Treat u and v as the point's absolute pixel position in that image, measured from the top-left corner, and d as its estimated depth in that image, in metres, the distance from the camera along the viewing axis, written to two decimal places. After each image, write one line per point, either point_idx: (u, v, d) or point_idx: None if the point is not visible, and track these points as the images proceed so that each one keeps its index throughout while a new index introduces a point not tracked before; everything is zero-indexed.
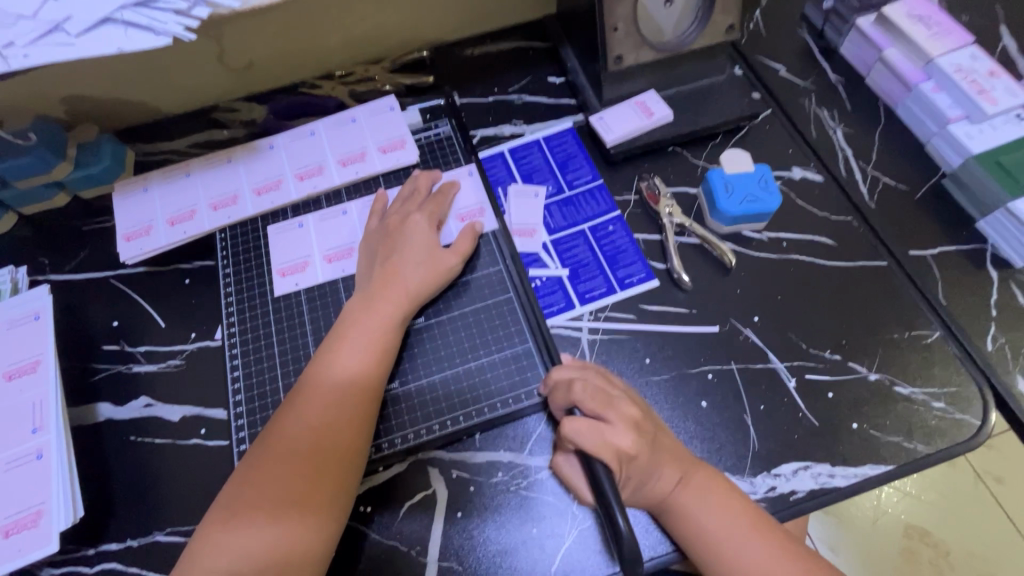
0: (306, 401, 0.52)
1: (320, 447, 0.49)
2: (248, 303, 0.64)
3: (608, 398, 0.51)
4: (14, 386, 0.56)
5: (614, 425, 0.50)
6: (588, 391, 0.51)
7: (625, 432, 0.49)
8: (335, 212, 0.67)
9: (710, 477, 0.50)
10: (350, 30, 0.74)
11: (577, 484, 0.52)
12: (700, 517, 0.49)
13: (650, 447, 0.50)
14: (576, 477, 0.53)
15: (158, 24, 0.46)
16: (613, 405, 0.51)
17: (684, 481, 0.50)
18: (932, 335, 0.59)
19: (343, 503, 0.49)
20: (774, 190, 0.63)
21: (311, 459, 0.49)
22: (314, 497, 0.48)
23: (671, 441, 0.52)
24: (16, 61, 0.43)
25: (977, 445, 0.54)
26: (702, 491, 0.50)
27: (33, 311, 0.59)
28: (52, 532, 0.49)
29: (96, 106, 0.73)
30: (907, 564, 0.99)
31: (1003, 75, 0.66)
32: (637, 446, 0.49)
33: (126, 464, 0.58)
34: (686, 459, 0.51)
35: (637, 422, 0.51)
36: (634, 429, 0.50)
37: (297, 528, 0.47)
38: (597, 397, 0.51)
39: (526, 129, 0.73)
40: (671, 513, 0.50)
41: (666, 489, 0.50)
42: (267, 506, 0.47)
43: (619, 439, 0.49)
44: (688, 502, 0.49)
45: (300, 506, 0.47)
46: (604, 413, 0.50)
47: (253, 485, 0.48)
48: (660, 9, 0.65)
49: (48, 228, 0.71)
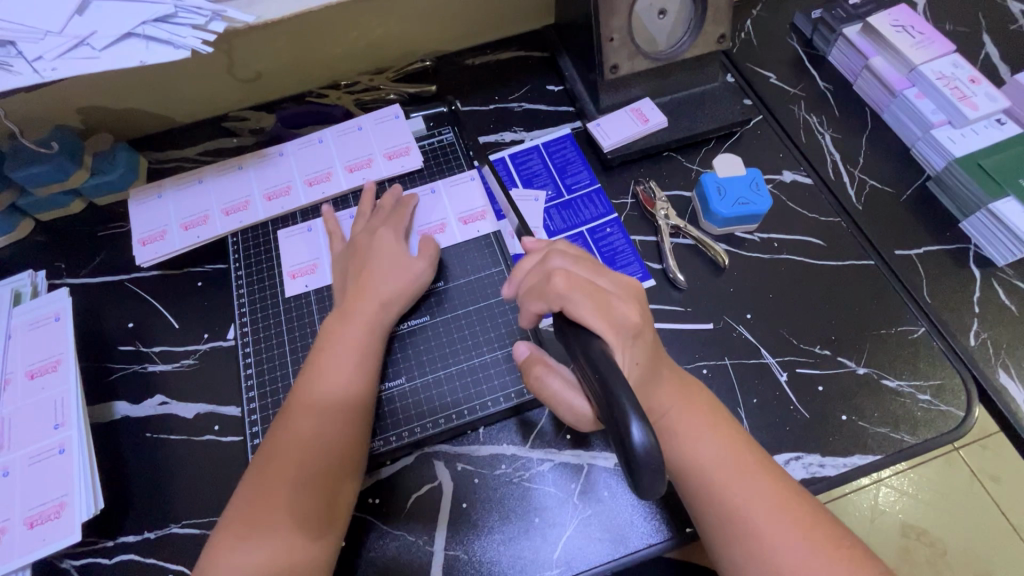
0: (295, 414, 0.54)
1: (305, 455, 0.51)
2: (260, 303, 0.66)
3: (595, 266, 0.50)
4: (36, 384, 0.58)
5: (613, 294, 0.47)
6: (571, 259, 0.50)
7: (625, 302, 0.47)
8: (338, 217, 0.69)
9: (705, 413, 0.50)
10: (355, 41, 0.77)
11: (568, 399, 0.48)
12: (694, 447, 0.48)
13: (648, 325, 0.48)
14: (567, 388, 0.48)
15: (178, 38, 0.48)
16: (605, 274, 0.49)
17: (684, 406, 0.49)
18: (917, 331, 0.61)
19: (332, 508, 0.51)
20: (764, 193, 0.66)
21: (297, 469, 0.51)
22: (302, 506, 0.50)
23: (671, 370, 0.51)
24: (44, 74, 0.46)
25: (961, 435, 0.57)
26: (701, 424, 0.49)
27: (53, 312, 0.61)
28: (74, 523, 0.51)
29: (110, 116, 0.76)
30: (904, 562, 1.01)
31: (983, 81, 0.69)
32: (639, 319, 0.47)
33: (142, 460, 0.60)
34: (689, 388, 0.51)
35: (636, 294, 0.49)
36: (633, 301, 0.48)
37: (285, 539, 0.48)
38: (584, 263, 0.50)
39: (526, 136, 0.76)
40: (668, 436, 0.48)
41: (663, 409, 0.49)
42: (268, 516, 0.49)
43: (620, 308, 0.46)
44: (681, 429, 0.48)
45: (288, 516, 0.49)
46: (599, 280, 0.49)
47: (248, 500, 0.50)
48: (654, 20, 0.68)
49: (64, 234, 0.73)
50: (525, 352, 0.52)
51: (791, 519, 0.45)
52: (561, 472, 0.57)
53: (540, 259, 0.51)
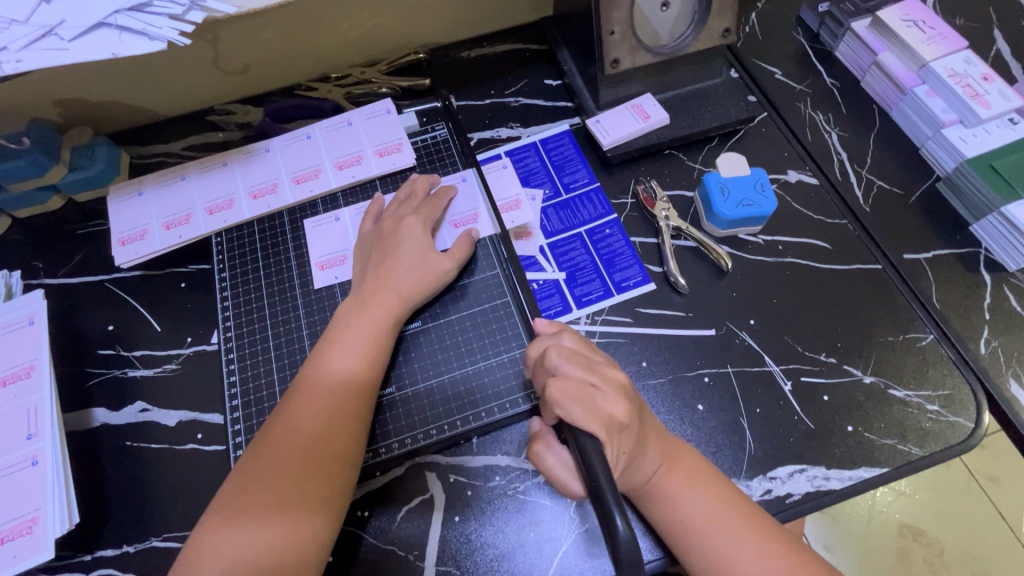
0: (302, 404, 0.52)
1: (313, 448, 0.49)
2: (244, 306, 0.63)
3: (586, 361, 0.49)
4: (9, 391, 0.55)
5: (601, 390, 0.47)
6: (565, 356, 0.49)
7: (614, 398, 0.47)
8: (385, 200, 0.67)
9: (692, 466, 0.49)
10: (346, 33, 0.74)
11: (563, 479, 0.49)
12: (685, 505, 0.48)
13: (638, 416, 0.48)
14: (564, 468, 0.49)
15: (153, 28, 0.45)
16: (596, 369, 0.49)
17: (669, 467, 0.49)
18: (926, 338, 0.59)
19: (337, 507, 0.49)
20: (770, 194, 0.64)
21: (304, 461, 0.49)
22: (307, 500, 0.48)
23: (655, 426, 0.51)
24: (9, 67, 0.43)
25: (970, 448, 0.55)
26: (689, 481, 0.48)
27: (27, 316, 0.59)
28: (47, 539, 0.49)
29: (90, 109, 0.73)
30: (903, 563, 0.99)
31: (996, 79, 0.67)
32: (628, 415, 0.47)
33: (122, 469, 0.58)
34: (674, 446, 0.50)
35: (623, 389, 0.49)
36: (622, 395, 0.48)
37: (286, 531, 0.46)
38: (577, 360, 0.49)
39: (524, 132, 0.74)
40: (655, 497, 0.49)
41: (649, 473, 0.48)
42: (267, 508, 0.47)
43: (609, 406, 0.46)
44: (671, 489, 0.48)
45: (293, 508, 0.47)
46: (591, 377, 0.48)
47: (249, 487, 0.48)
48: (656, 12, 0.65)
49: (41, 232, 0.70)
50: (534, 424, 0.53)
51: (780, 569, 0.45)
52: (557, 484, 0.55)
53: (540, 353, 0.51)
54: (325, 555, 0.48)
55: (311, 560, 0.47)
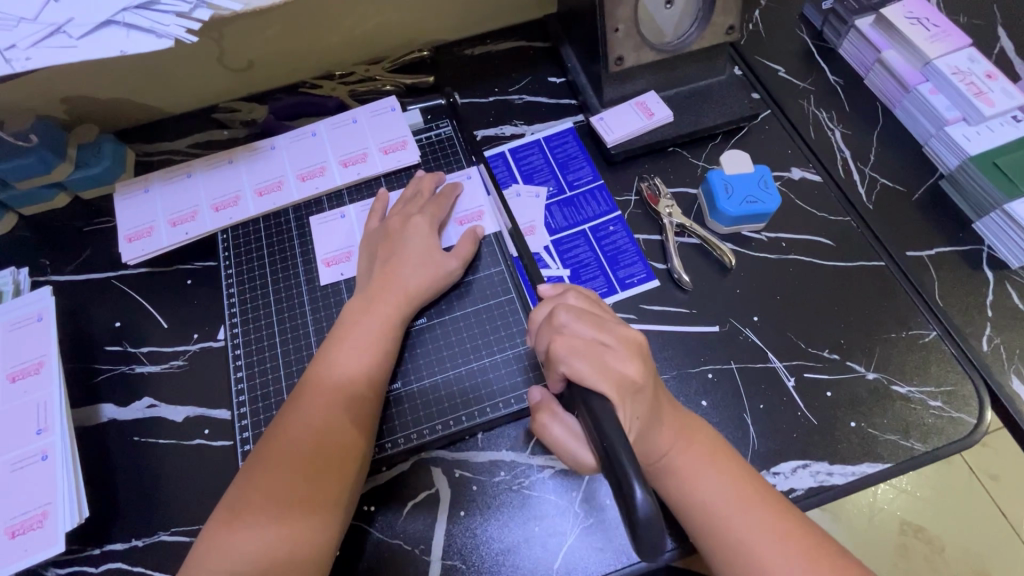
0: (311, 400, 0.52)
1: (323, 443, 0.50)
2: (250, 303, 0.64)
3: (597, 320, 0.49)
4: (18, 387, 0.56)
5: (611, 349, 0.47)
6: (574, 314, 0.49)
7: (624, 358, 0.47)
8: (391, 198, 0.68)
9: (707, 446, 0.49)
10: (350, 30, 0.74)
11: (571, 448, 0.48)
12: (700, 482, 0.48)
13: (650, 378, 0.48)
14: (572, 438, 0.49)
15: (160, 26, 0.46)
16: (607, 326, 0.49)
17: (685, 444, 0.49)
18: (928, 335, 0.60)
19: (347, 502, 0.49)
20: (773, 191, 0.64)
21: (315, 457, 0.49)
22: (319, 495, 0.48)
23: (670, 403, 0.51)
24: (18, 64, 0.43)
25: (973, 443, 0.55)
26: (704, 459, 0.49)
27: (36, 313, 0.59)
28: (58, 532, 0.50)
29: (96, 107, 0.73)
30: (902, 560, 0.99)
31: (1000, 76, 0.67)
32: (640, 375, 0.47)
33: (130, 465, 0.58)
34: (689, 424, 0.51)
35: (639, 348, 0.49)
36: (634, 355, 0.48)
37: (300, 524, 0.47)
38: (586, 319, 0.49)
39: (528, 130, 0.74)
40: (669, 475, 0.49)
41: (663, 449, 0.49)
42: (278, 501, 0.47)
43: (618, 365, 0.46)
44: (683, 467, 0.48)
45: (305, 502, 0.48)
46: (600, 336, 0.48)
47: (260, 481, 0.48)
48: (661, 10, 0.65)
49: (47, 229, 0.71)
50: (536, 396, 0.52)
51: (797, 551, 0.45)
52: (562, 479, 0.55)
53: (549, 309, 0.51)
54: (335, 549, 0.48)
55: (323, 554, 0.47)
